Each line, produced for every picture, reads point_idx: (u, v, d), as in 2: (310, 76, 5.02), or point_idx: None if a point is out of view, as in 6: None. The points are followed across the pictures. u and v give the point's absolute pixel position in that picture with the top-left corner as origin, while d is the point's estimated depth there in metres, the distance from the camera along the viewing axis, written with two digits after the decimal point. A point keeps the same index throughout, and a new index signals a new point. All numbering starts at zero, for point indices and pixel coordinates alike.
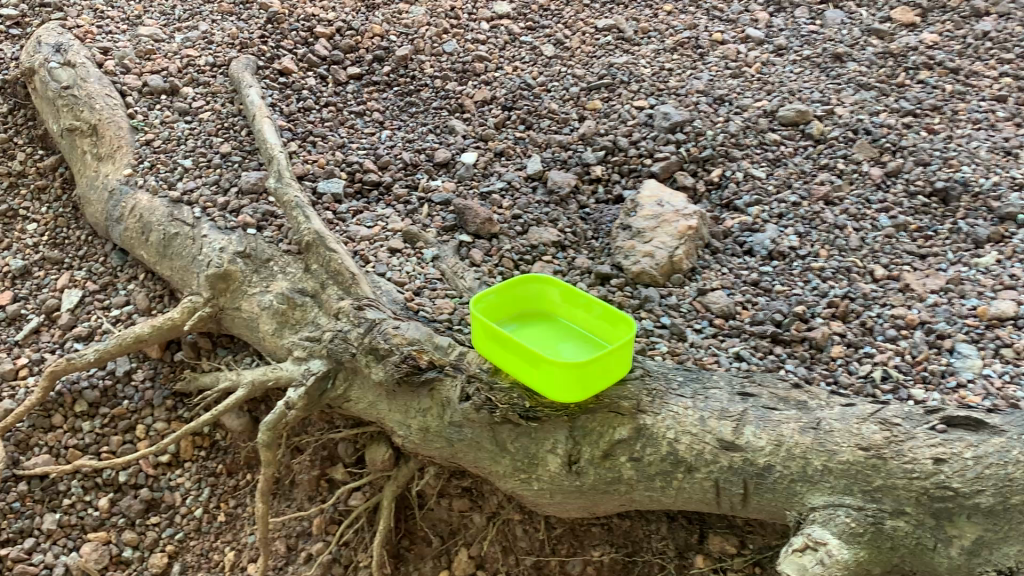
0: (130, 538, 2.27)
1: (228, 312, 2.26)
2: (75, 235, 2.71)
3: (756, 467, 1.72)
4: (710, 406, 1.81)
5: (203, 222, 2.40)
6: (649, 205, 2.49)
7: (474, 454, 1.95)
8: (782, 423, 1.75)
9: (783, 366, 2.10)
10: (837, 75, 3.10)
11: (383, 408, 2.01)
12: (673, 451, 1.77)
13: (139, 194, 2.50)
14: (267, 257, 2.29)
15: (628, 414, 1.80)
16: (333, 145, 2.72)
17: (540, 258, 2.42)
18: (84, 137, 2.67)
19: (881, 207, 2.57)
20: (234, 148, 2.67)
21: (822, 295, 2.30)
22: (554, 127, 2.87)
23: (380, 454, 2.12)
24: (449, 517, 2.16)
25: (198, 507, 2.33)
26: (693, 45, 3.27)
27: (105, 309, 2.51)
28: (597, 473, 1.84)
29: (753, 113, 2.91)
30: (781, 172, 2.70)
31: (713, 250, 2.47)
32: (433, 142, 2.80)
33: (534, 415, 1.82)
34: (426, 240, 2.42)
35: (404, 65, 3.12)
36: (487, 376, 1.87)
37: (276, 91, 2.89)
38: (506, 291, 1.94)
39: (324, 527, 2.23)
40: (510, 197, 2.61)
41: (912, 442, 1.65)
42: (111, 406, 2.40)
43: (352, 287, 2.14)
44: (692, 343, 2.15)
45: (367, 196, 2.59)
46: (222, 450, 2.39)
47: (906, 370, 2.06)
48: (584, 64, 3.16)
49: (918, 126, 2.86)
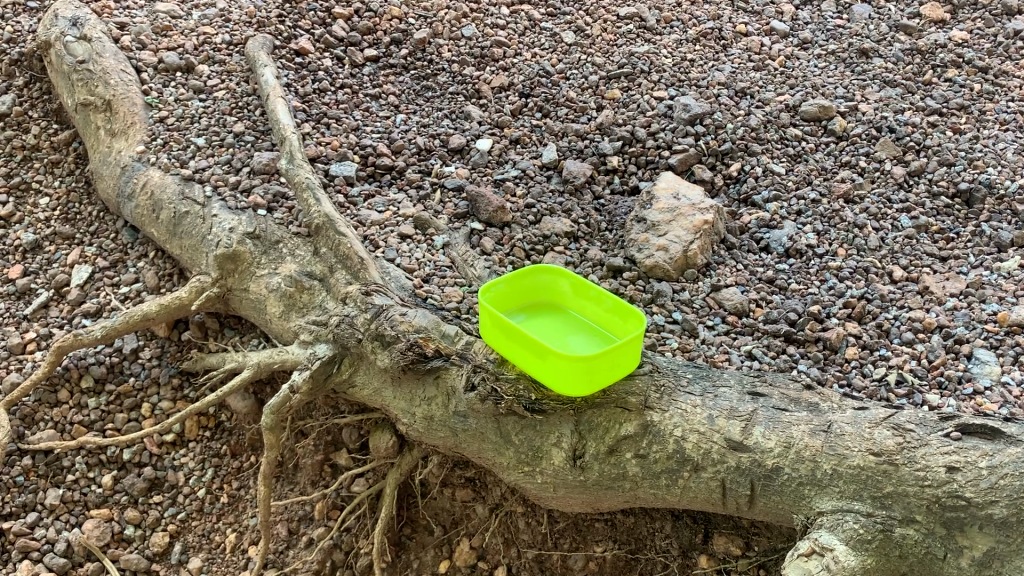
0: (133, 516, 2.27)
1: (236, 292, 2.25)
2: (87, 211, 2.71)
3: (764, 469, 1.69)
4: (719, 405, 1.78)
5: (214, 202, 2.39)
6: (665, 197, 2.44)
7: (478, 445, 1.93)
8: (792, 425, 1.71)
9: (796, 366, 2.06)
10: (862, 71, 3.04)
11: (388, 395, 1.99)
12: (680, 449, 1.74)
13: (151, 171, 2.49)
14: (277, 238, 2.28)
15: (635, 410, 1.77)
16: (347, 127, 2.69)
17: (552, 248, 2.38)
18: (98, 112, 2.66)
19: (902, 207, 2.52)
20: (248, 127, 2.66)
21: (838, 295, 2.25)
22: (571, 115, 2.82)
23: (384, 441, 2.09)
24: (452, 507, 2.14)
25: (201, 487, 2.34)
26: (716, 37, 3.21)
27: (114, 286, 2.51)
28: (601, 469, 1.81)
29: (774, 107, 2.85)
30: (801, 169, 2.65)
31: (729, 246, 2.42)
32: (448, 127, 2.76)
33: (539, 408, 1.79)
34: (437, 226, 2.39)
35: (422, 48, 3.08)
36: (493, 366, 1.85)
37: (292, 71, 2.86)
38: (516, 281, 1.92)
39: (326, 512, 2.22)
40: (524, 185, 2.57)
41: (925, 449, 1.61)
42: (117, 383, 2.40)
43: (360, 271, 2.12)
44: (704, 339, 2.12)
45: (380, 180, 2.56)
46: (227, 431, 2.40)
47: (921, 375, 2.01)
48: (604, 53, 3.10)
49: (944, 125, 2.79)
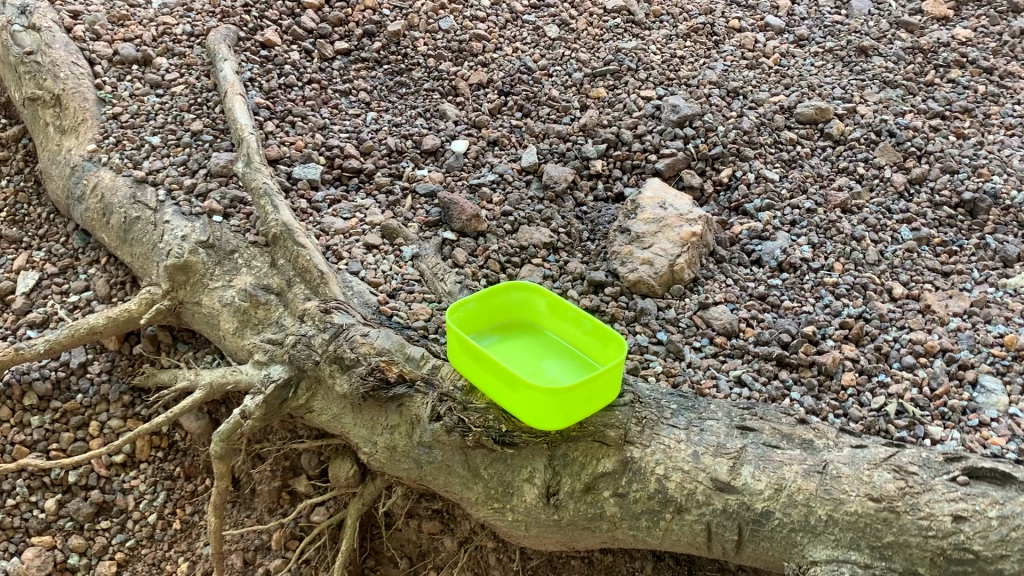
0: (77, 543, 2.12)
1: (188, 306, 2.08)
2: (36, 213, 2.54)
3: (753, 513, 1.55)
4: (705, 441, 1.63)
5: (167, 206, 2.22)
6: (651, 206, 2.28)
7: (444, 478, 1.78)
8: (784, 464, 1.57)
9: (789, 394, 1.91)
10: (861, 70, 2.89)
11: (347, 422, 1.84)
12: (662, 489, 1.60)
13: (103, 172, 2.32)
14: (232, 248, 2.11)
15: (614, 445, 1.63)
16: (313, 126, 2.52)
17: (529, 260, 2.22)
18: (47, 108, 2.48)
19: (902, 218, 2.37)
20: (206, 126, 2.48)
21: (835, 314, 2.10)
22: (554, 116, 2.66)
23: (344, 470, 1.94)
24: (418, 539, 1.99)
25: (152, 512, 2.18)
26: (708, 32, 3.05)
27: (62, 294, 2.35)
28: (576, 508, 1.66)
29: (768, 108, 2.70)
30: (796, 175, 2.50)
31: (718, 259, 2.28)
32: (422, 127, 2.59)
33: (510, 441, 1.65)
34: (406, 236, 2.23)
35: (396, 41, 2.90)
36: (460, 395, 1.71)
37: (256, 65, 2.68)
38: (488, 299, 1.77)
39: (284, 542, 2.07)
40: (501, 191, 2.41)
41: (929, 496, 1.48)
42: (63, 400, 2.23)
43: (319, 286, 1.96)
44: (690, 363, 1.97)
45: (347, 184, 2.40)
46: (181, 452, 2.23)
47: (923, 405, 1.86)
48: (589, 49, 2.94)
49: (947, 129, 2.65)
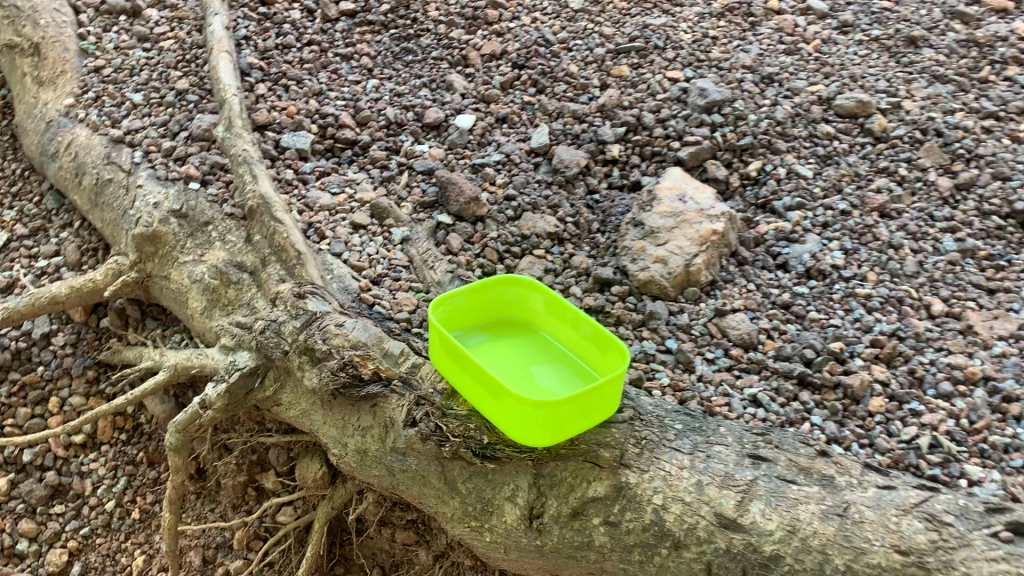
0: (27, 528, 1.97)
1: (156, 280, 1.91)
2: (11, 168, 2.38)
3: (761, 556, 1.36)
4: (711, 469, 1.44)
5: (141, 169, 2.04)
6: (669, 199, 2.07)
7: (419, 489, 1.60)
8: (799, 503, 1.38)
9: (809, 418, 1.72)
10: (909, 62, 2.64)
11: (317, 420, 1.67)
12: (659, 521, 1.42)
13: (78, 128, 2.15)
14: (206, 219, 1.92)
15: (607, 467, 1.44)
16: (308, 91, 2.34)
17: (530, 251, 2.04)
18: (25, 57, 2.31)
19: (946, 226, 2.14)
20: (193, 85, 2.29)
21: (865, 330, 1.89)
22: (570, 93, 2.45)
23: (312, 470, 1.77)
24: (391, 549, 1.83)
25: (110, 499, 2.02)
26: (744, 12, 2.82)
27: (31, 258, 2.19)
28: (562, 535, 1.48)
29: (804, 98, 2.48)
30: (831, 173, 2.28)
31: (740, 261, 2.07)
32: (425, 98, 2.39)
33: (491, 455, 1.47)
34: (397, 217, 2.04)
35: (405, 5, 2.69)
36: (440, 400, 1.53)
37: (253, 23, 2.53)
38: (479, 294, 1.58)
39: (246, 542, 1.91)
40: (506, 173, 2.21)
41: (965, 552, 1.28)
42: (22, 372, 2.08)
43: (295, 268, 1.79)
44: (700, 376, 1.79)
45: (339, 156, 2.21)
46: (145, 436, 2.07)
47: (960, 440, 1.66)
48: (614, 23, 2.71)
49: (1001, 131, 2.38)
